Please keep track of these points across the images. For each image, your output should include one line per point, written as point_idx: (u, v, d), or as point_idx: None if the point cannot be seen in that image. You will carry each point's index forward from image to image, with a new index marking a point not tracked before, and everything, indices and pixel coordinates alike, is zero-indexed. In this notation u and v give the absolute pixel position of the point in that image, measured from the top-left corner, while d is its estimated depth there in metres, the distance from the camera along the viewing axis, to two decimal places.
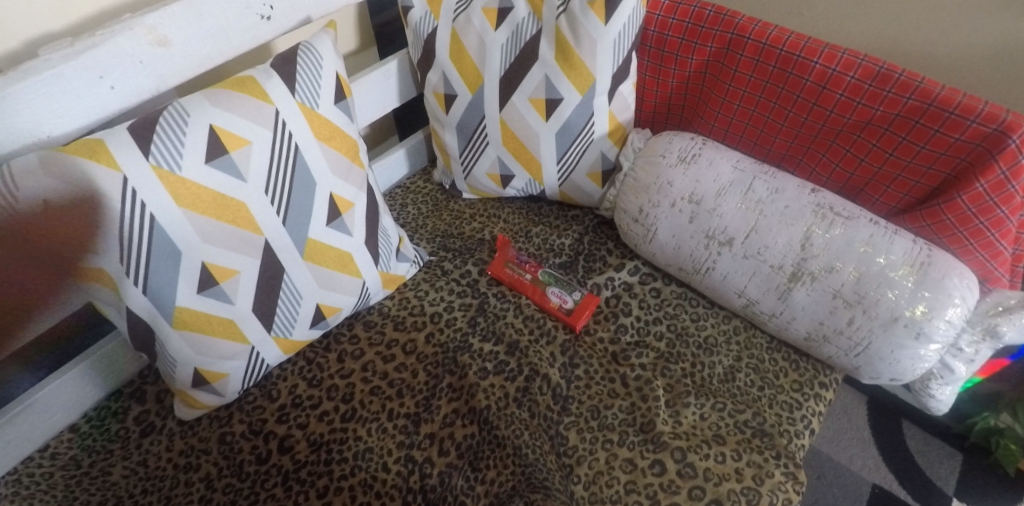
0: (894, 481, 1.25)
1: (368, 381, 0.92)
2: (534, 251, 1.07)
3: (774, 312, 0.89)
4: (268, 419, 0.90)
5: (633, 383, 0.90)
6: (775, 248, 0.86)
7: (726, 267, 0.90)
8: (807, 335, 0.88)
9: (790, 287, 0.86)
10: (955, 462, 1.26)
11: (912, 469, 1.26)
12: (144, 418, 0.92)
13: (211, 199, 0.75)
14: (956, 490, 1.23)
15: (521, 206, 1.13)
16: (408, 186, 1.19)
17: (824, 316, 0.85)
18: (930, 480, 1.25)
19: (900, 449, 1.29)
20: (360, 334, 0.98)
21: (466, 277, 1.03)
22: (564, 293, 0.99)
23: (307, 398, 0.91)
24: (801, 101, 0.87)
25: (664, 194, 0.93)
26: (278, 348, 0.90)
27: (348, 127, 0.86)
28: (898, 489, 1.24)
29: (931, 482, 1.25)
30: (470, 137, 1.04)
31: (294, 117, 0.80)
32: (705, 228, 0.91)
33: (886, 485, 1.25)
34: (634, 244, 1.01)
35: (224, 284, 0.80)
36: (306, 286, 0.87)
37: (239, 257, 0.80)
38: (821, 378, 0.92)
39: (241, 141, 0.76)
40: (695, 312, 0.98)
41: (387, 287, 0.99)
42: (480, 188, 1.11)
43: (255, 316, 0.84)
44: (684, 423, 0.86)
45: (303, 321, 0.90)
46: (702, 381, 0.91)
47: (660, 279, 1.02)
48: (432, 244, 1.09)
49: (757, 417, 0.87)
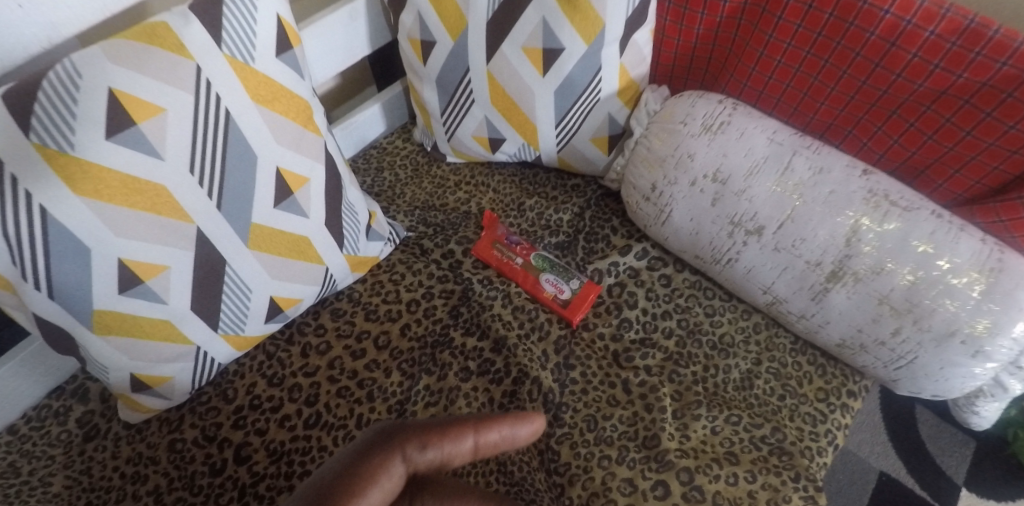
0: (903, 468, 1.16)
1: (335, 381, 0.81)
2: (527, 227, 0.92)
3: (804, 313, 0.77)
4: (223, 424, 0.79)
5: (635, 390, 0.79)
6: (813, 242, 0.72)
7: (751, 260, 0.77)
8: (840, 342, 0.76)
9: (828, 288, 0.73)
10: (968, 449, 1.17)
11: (921, 456, 1.17)
12: (88, 420, 0.81)
13: (120, 183, 0.61)
14: (967, 479, 1.15)
15: (513, 172, 0.98)
16: (385, 146, 1.03)
17: (865, 324, 0.72)
18: (940, 469, 1.16)
19: (911, 435, 1.20)
20: (327, 324, 0.86)
21: (448, 258, 0.90)
22: (560, 281, 0.86)
23: (267, 399, 0.80)
24: (860, 60, 0.70)
25: (684, 169, 0.78)
26: (229, 346, 0.78)
27: (296, 87, 0.71)
28: (906, 477, 1.16)
29: (941, 470, 1.16)
30: (453, 93, 0.88)
31: (225, 77, 0.64)
32: (731, 213, 0.76)
33: (894, 474, 1.16)
34: (643, 225, 0.87)
35: (151, 282, 0.66)
36: (257, 277, 0.74)
37: (167, 250, 0.66)
38: (850, 386, 0.80)
39: (153, 109, 0.61)
40: (710, 305, 0.85)
41: (356, 271, 0.86)
42: (465, 152, 0.95)
43: (196, 315, 0.72)
44: (692, 439, 0.75)
45: (256, 317, 0.77)
46: (715, 389, 0.80)
47: (671, 264, 0.88)
48: (410, 218, 0.94)
49: (776, 433, 0.76)
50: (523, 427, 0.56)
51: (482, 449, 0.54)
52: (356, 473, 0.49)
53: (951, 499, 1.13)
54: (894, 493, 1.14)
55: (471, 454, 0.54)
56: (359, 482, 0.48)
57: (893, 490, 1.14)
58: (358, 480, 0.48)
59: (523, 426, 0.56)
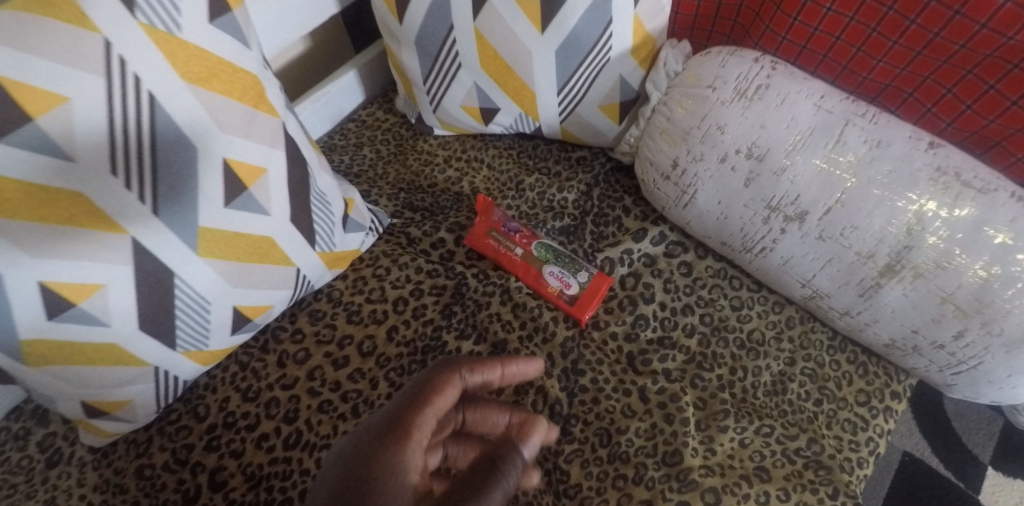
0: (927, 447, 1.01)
1: (316, 394, 0.72)
2: (527, 210, 0.81)
3: (848, 310, 0.67)
4: (195, 445, 0.71)
5: (654, 398, 0.69)
6: (866, 231, 0.61)
7: (789, 250, 0.66)
8: (889, 342, 0.66)
9: (880, 283, 0.62)
10: (999, 424, 1.02)
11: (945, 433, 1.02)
12: (50, 444, 0.73)
13: (25, 192, 0.50)
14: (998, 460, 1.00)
15: (510, 145, 0.86)
16: (364, 119, 0.91)
17: (922, 325, 0.62)
18: (965, 447, 1.01)
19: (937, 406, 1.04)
20: (305, 329, 0.76)
21: (439, 248, 0.80)
22: (566, 274, 0.75)
23: (242, 416, 0.72)
24: (934, 6, 0.57)
25: (712, 143, 0.67)
26: (193, 363, 0.68)
27: (235, 59, 0.58)
28: (929, 456, 1.01)
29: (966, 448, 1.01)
30: (436, 57, 0.75)
31: (147, 53, 0.52)
32: (767, 195, 0.65)
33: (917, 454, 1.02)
34: (660, 206, 0.76)
35: (85, 304, 0.56)
36: (214, 287, 0.63)
37: (100, 266, 0.55)
38: (893, 387, 0.71)
39: (55, 99, 0.49)
40: (737, 297, 0.75)
41: (334, 268, 0.76)
42: (454, 123, 0.83)
43: (147, 333, 0.62)
44: (718, 454, 0.66)
45: (220, 330, 0.67)
46: (744, 395, 0.70)
47: (692, 250, 0.78)
48: (394, 202, 0.83)
49: (813, 445, 0.67)
50: (530, 363, 0.55)
51: (508, 375, 0.54)
52: (427, 377, 0.49)
53: (979, 480, 0.99)
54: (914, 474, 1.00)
55: (499, 379, 0.53)
56: (435, 384, 0.48)
57: (912, 471, 1.00)
58: (435, 383, 0.48)
59: (537, 361, 0.55)
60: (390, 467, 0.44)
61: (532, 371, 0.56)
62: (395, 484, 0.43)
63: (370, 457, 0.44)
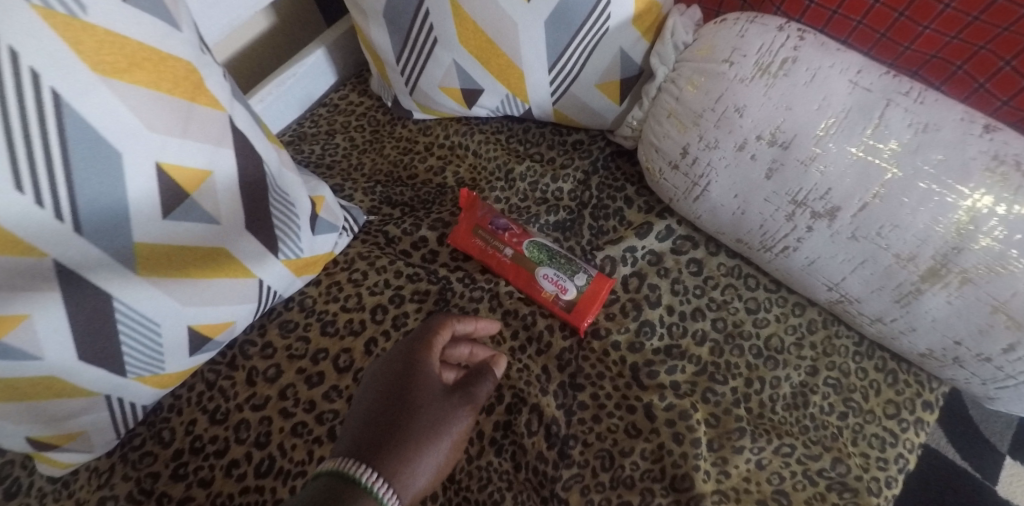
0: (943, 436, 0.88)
1: (289, 415, 0.65)
2: (518, 203, 0.73)
3: (880, 317, 0.59)
4: (160, 474, 0.64)
5: (661, 416, 0.62)
6: (907, 230, 0.52)
7: (815, 251, 0.58)
8: (926, 352, 0.59)
9: (920, 289, 0.54)
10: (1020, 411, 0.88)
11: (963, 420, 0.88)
12: (8, 473, 0.67)
13: None
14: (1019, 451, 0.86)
15: (498, 128, 0.78)
16: (337, 103, 0.83)
17: (968, 336, 0.54)
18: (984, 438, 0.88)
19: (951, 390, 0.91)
20: (276, 342, 0.69)
21: (420, 248, 0.72)
22: (562, 277, 0.67)
23: (210, 440, 0.65)
24: None
25: (728, 128, 0.58)
26: (149, 387, 0.61)
27: (160, 44, 0.50)
28: (944, 447, 0.87)
29: (985, 438, 0.87)
30: (408, 31, 0.66)
31: (44, 41, 0.43)
32: (792, 189, 0.56)
33: (931, 445, 0.87)
34: (667, 198, 0.67)
35: (9, 338, 0.49)
36: (163, 308, 0.56)
37: (22, 293, 0.48)
38: (925, 396, 0.63)
39: None
40: (752, 298, 0.67)
41: (305, 274, 0.68)
42: (434, 107, 0.75)
43: (90, 363, 0.55)
44: (733, 478, 0.59)
45: (176, 352, 0.60)
46: (761, 410, 0.63)
47: (701, 246, 0.70)
48: (370, 197, 0.75)
49: (838, 465, 0.60)
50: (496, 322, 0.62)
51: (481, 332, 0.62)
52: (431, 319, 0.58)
53: (999, 472, 0.85)
54: (929, 468, 0.86)
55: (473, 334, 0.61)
56: (438, 322, 0.58)
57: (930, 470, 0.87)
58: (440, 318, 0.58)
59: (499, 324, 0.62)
60: (422, 365, 0.54)
61: (494, 330, 0.62)
62: (428, 380, 0.53)
63: (405, 362, 0.54)
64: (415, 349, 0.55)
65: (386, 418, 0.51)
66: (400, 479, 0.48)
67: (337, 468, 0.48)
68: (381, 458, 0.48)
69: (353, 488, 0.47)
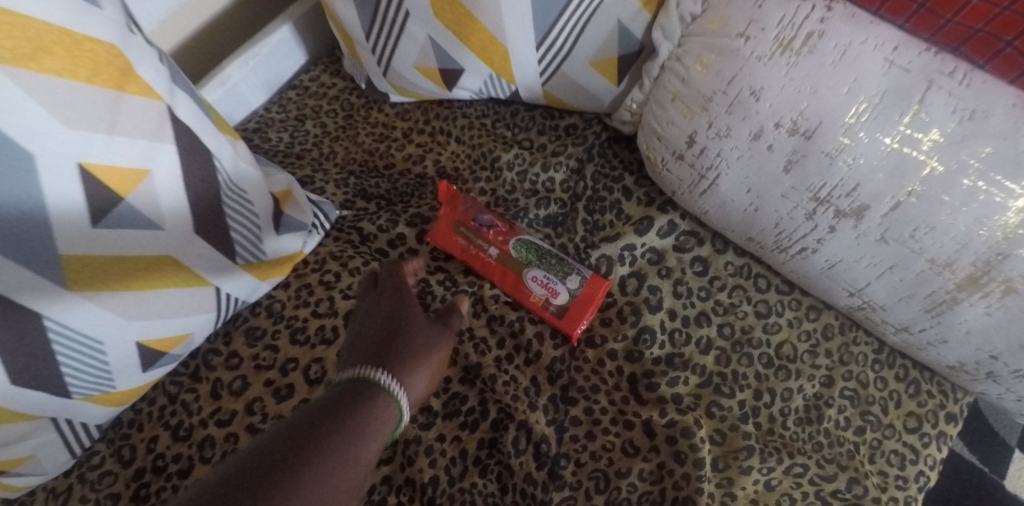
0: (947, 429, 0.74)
1: (257, 432, 0.59)
2: (505, 195, 0.66)
3: (906, 326, 0.52)
4: (118, 497, 0.58)
5: (661, 432, 0.56)
6: (944, 233, 0.46)
7: (837, 253, 0.52)
8: (956, 365, 0.52)
9: (956, 298, 0.48)
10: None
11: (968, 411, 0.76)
12: None
13: None
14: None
15: (484, 111, 0.71)
16: (308, 85, 0.77)
17: (1007, 350, 0.48)
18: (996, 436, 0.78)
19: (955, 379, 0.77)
20: (242, 350, 0.63)
21: (398, 246, 0.66)
22: (552, 279, 0.61)
23: (171, 458, 0.59)
24: None
25: (742, 113, 0.51)
26: (99, 407, 0.55)
27: (72, 25, 0.43)
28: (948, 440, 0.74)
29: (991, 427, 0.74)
30: (376, 4, 0.60)
31: None
32: (814, 184, 0.50)
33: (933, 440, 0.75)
34: (670, 191, 0.61)
35: None
36: (105, 323, 0.49)
37: None
38: (949, 408, 0.57)
39: None
40: (762, 300, 0.61)
41: (272, 278, 0.62)
42: (409, 88, 0.68)
43: (29, 387, 0.48)
44: (739, 501, 0.53)
45: (128, 369, 0.54)
46: (771, 425, 0.57)
47: (706, 242, 0.63)
48: (343, 190, 0.68)
49: (855, 486, 0.54)
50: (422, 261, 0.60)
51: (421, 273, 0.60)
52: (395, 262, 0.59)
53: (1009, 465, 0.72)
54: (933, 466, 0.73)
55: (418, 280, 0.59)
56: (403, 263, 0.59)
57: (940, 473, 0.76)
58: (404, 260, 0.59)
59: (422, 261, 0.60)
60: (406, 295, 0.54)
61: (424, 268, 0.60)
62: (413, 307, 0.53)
63: (386, 293, 0.54)
64: (392, 282, 0.55)
65: (380, 336, 0.50)
66: (407, 379, 0.47)
67: (353, 375, 0.46)
68: (391, 362, 0.47)
69: (368, 386, 0.46)
